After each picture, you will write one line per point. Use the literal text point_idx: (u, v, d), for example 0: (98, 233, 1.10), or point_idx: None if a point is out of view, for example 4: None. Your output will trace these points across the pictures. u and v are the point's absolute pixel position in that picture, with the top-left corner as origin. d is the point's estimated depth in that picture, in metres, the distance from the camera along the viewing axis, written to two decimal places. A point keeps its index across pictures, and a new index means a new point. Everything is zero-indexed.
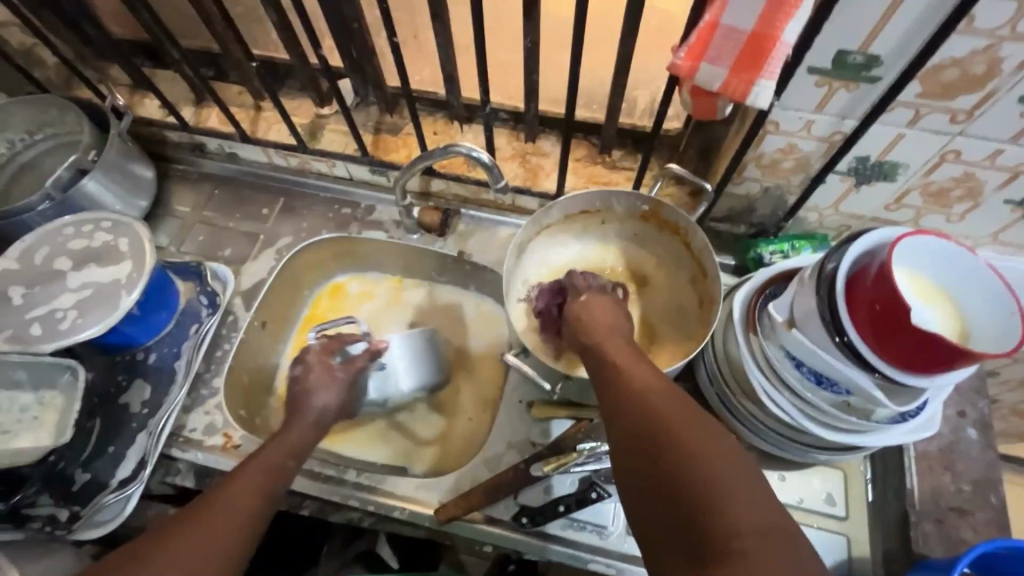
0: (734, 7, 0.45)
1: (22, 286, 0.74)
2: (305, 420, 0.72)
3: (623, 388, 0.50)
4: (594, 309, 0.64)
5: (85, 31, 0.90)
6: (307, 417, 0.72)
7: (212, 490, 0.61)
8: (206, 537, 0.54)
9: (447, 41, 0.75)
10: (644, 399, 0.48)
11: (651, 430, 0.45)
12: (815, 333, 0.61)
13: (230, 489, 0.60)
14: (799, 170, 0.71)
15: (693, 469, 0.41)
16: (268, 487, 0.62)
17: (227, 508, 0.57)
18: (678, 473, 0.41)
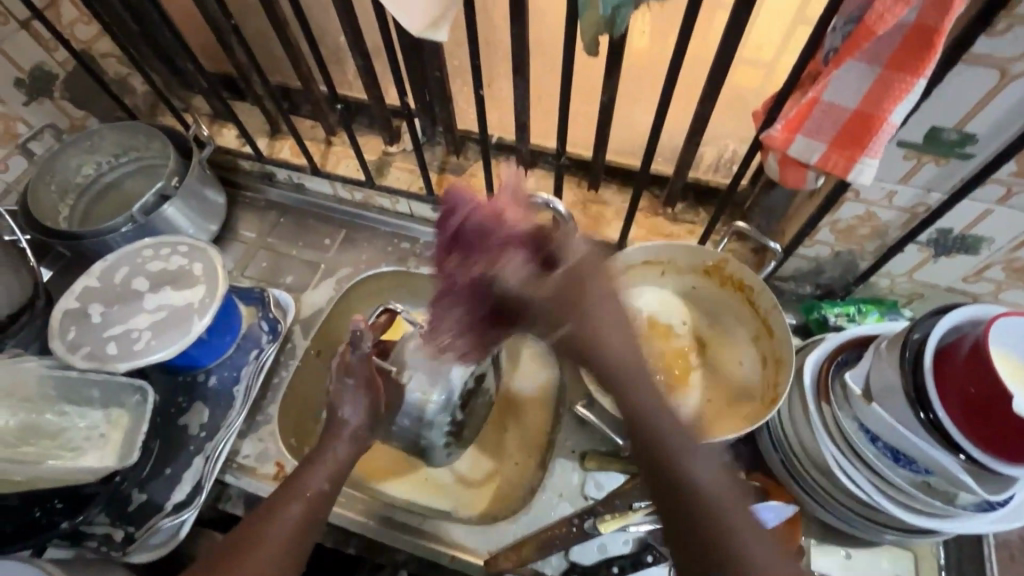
0: (838, 85, 0.46)
1: (101, 304, 0.77)
2: (344, 445, 0.69)
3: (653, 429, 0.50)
4: (595, 285, 0.53)
5: (179, 65, 0.95)
6: (342, 436, 0.69)
7: (262, 512, 0.62)
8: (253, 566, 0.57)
9: (525, 93, 0.77)
10: (675, 445, 0.49)
11: (674, 479, 0.49)
12: (897, 408, 0.59)
13: (269, 522, 0.60)
14: (876, 237, 0.70)
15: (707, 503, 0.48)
16: (310, 514, 0.62)
17: (269, 547, 0.58)
18: (696, 510, 0.48)
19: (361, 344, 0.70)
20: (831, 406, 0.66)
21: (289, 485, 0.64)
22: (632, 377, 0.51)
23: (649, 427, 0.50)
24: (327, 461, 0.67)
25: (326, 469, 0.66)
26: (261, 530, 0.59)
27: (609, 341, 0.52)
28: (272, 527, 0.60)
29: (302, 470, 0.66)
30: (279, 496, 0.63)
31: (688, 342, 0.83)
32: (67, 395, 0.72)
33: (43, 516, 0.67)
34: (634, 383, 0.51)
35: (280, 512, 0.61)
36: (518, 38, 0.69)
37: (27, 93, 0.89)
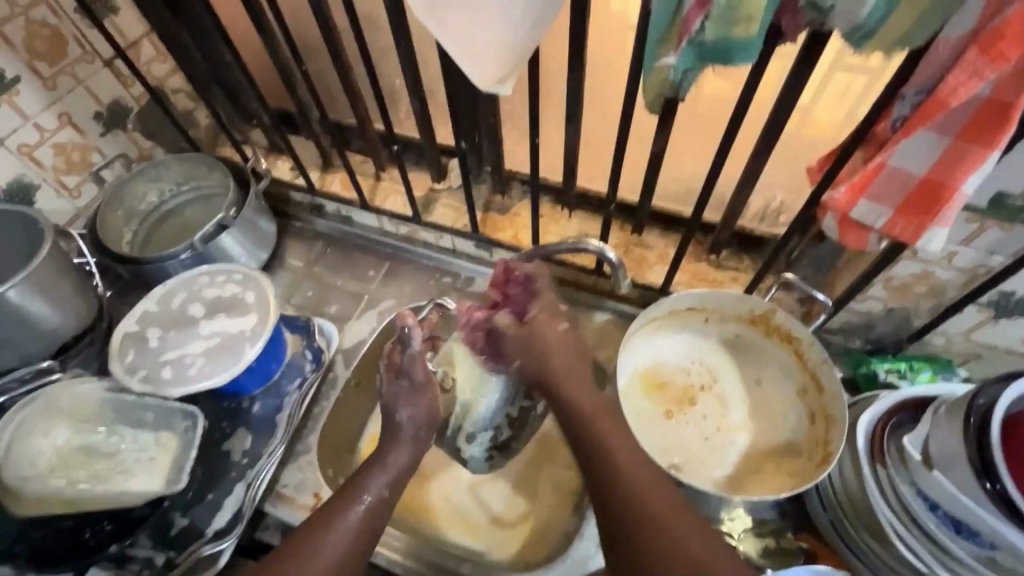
0: (906, 153, 0.46)
1: (159, 328, 0.79)
2: (404, 450, 0.69)
3: (583, 422, 0.65)
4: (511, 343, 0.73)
5: (244, 101, 1.00)
6: (403, 440, 0.69)
7: (313, 517, 0.62)
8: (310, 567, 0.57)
9: (577, 141, 0.78)
10: (608, 441, 0.62)
11: (590, 442, 0.63)
12: (959, 477, 0.57)
13: (326, 528, 0.60)
14: (933, 295, 0.69)
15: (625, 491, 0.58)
16: (366, 523, 0.62)
17: (326, 551, 0.58)
18: (619, 501, 0.58)
19: (410, 343, 0.71)
20: (887, 469, 0.64)
21: (348, 488, 0.65)
22: (573, 403, 0.66)
23: (581, 416, 0.65)
24: (386, 468, 0.67)
25: (385, 477, 0.66)
26: (320, 533, 0.60)
27: (574, 395, 0.67)
28: (332, 534, 0.60)
29: (363, 473, 0.66)
30: (338, 499, 0.64)
31: (732, 392, 0.82)
32: (124, 416, 0.76)
33: (92, 538, 0.69)
34: (573, 388, 0.68)
35: (339, 518, 0.61)
36: (574, 89, 0.71)
37: (104, 125, 0.94)
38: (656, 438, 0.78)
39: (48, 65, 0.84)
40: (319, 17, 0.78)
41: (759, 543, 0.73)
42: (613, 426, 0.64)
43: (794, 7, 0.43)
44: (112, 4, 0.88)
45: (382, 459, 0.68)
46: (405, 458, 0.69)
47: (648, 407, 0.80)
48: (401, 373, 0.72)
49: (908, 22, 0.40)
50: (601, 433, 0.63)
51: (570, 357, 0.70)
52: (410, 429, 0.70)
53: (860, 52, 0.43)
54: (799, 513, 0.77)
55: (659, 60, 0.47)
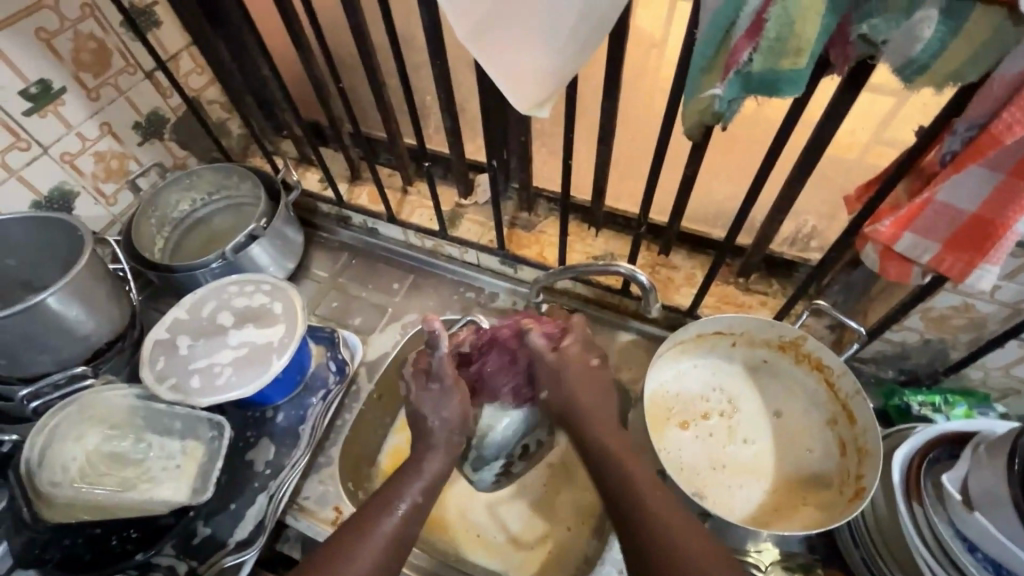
0: (955, 189, 0.45)
1: (188, 337, 0.80)
2: (440, 457, 0.68)
3: (611, 455, 0.65)
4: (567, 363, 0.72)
5: (277, 114, 1.02)
6: (433, 450, 0.68)
7: (342, 527, 0.61)
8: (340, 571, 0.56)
9: (608, 162, 0.78)
10: (633, 478, 0.62)
11: (612, 474, 0.63)
12: (1002, 519, 0.55)
13: (358, 536, 0.60)
14: (972, 329, 0.67)
15: (652, 526, 0.58)
16: (399, 532, 0.61)
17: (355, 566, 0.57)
18: (638, 522, 0.59)
19: (438, 347, 0.67)
20: (924, 506, 0.62)
21: (382, 496, 0.64)
22: (595, 432, 0.67)
23: (600, 453, 0.66)
24: (423, 476, 0.67)
25: (420, 484, 0.66)
26: (351, 546, 0.59)
27: (596, 427, 0.68)
28: (365, 541, 0.59)
29: (397, 483, 0.66)
30: (370, 508, 0.63)
31: (759, 418, 0.81)
32: (152, 424, 0.77)
33: (118, 545, 0.68)
34: (604, 432, 0.68)
35: (373, 526, 0.61)
36: (608, 111, 0.71)
37: (142, 134, 0.96)
38: (680, 464, 0.77)
39: (92, 76, 0.86)
40: (357, 35, 0.79)
41: None
42: (632, 463, 0.64)
43: (844, 40, 0.43)
44: (155, 18, 0.90)
45: (416, 467, 0.67)
46: (439, 465, 0.68)
47: (673, 432, 0.79)
48: (431, 377, 0.70)
49: (962, 59, 0.40)
50: (623, 470, 0.63)
51: (594, 393, 0.71)
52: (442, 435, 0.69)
53: (910, 86, 0.43)
54: (828, 548, 0.75)
55: (704, 91, 0.47)
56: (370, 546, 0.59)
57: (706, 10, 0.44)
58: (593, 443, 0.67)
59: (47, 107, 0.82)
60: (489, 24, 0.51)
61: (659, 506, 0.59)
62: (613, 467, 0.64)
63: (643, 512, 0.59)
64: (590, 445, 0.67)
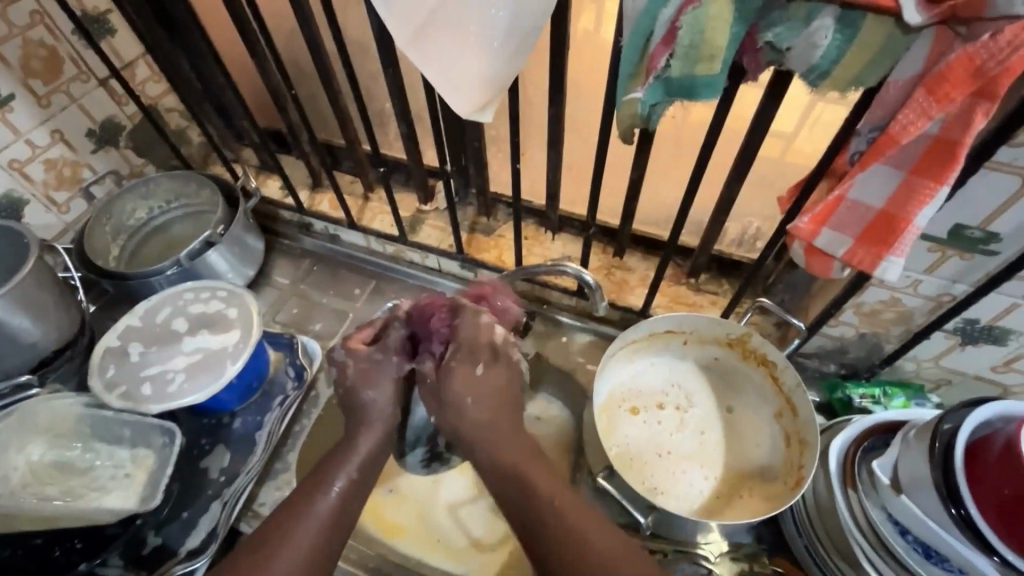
0: (863, 186, 0.48)
1: (140, 343, 0.79)
2: (373, 434, 0.63)
3: (511, 459, 0.57)
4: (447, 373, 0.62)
5: (235, 121, 1.02)
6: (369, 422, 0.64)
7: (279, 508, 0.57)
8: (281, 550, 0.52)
9: (558, 166, 0.81)
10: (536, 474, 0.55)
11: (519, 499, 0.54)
12: (926, 502, 0.58)
13: (299, 516, 0.55)
14: (900, 321, 0.71)
15: (552, 526, 0.51)
16: (341, 505, 0.57)
17: (293, 547, 0.53)
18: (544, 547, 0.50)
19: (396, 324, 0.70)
20: (858, 493, 0.65)
21: (317, 474, 0.60)
22: (502, 433, 0.59)
23: (502, 473, 0.56)
24: (356, 454, 0.62)
25: (356, 460, 0.61)
26: (288, 527, 0.54)
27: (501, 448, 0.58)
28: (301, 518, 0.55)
29: (331, 461, 0.61)
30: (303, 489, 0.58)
31: (711, 414, 0.83)
32: (101, 432, 0.76)
33: (63, 555, 0.67)
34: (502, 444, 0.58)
35: (312, 504, 0.56)
36: (553, 117, 0.73)
37: (96, 142, 0.96)
38: (637, 458, 0.79)
39: (42, 83, 0.85)
40: (310, 43, 0.80)
41: (735, 568, 0.74)
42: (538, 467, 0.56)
43: (754, 47, 0.46)
44: (109, 26, 0.90)
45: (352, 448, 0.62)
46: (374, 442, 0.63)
47: (627, 428, 0.82)
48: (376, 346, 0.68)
49: (860, 65, 0.43)
50: (522, 470, 0.56)
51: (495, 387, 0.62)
52: (380, 412, 0.64)
53: (818, 90, 0.46)
54: (775, 537, 0.78)
55: (628, 94, 0.50)
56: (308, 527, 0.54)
57: (629, 19, 0.47)
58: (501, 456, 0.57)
59: None
60: (429, 31, 0.53)
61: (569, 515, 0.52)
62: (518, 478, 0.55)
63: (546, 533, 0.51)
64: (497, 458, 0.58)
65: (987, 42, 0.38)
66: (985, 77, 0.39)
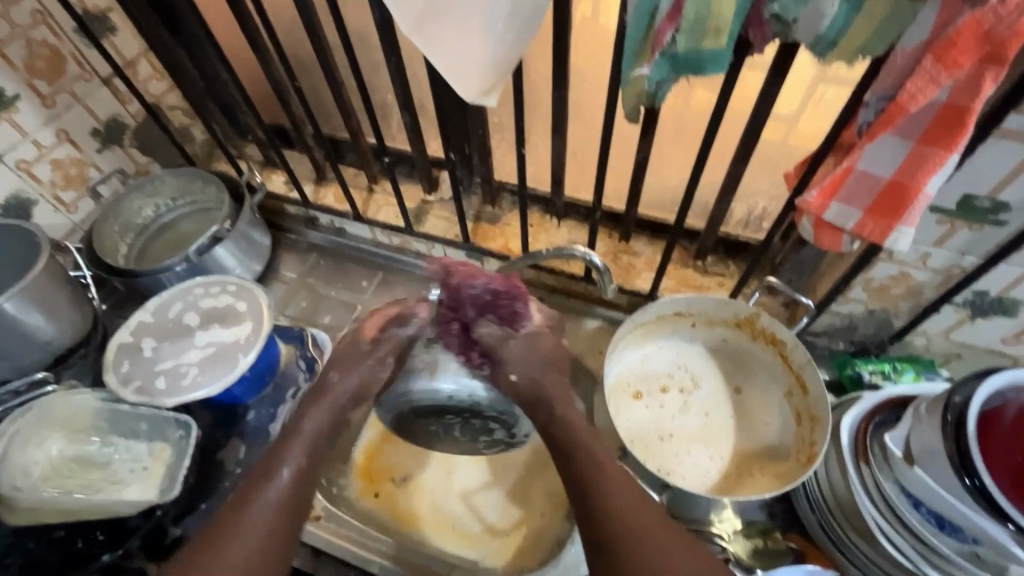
0: (873, 156, 0.49)
1: (153, 338, 0.80)
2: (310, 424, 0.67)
3: (574, 443, 0.63)
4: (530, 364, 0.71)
5: (238, 116, 1.02)
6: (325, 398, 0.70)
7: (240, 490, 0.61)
8: (228, 540, 0.56)
9: (563, 152, 0.81)
10: (597, 457, 0.61)
11: (580, 465, 0.60)
12: (939, 473, 0.58)
13: (244, 506, 0.59)
14: (910, 296, 0.71)
15: (613, 513, 0.56)
16: (285, 494, 0.61)
17: (243, 539, 0.56)
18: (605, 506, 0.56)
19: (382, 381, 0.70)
20: (871, 467, 0.65)
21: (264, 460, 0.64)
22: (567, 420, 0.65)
23: (564, 442, 0.63)
24: (301, 434, 0.66)
25: (300, 445, 0.65)
26: (237, 517, 0.58)
27: (568, 416, 0.66)
28: (254, 500, 0.59)
29: (281, 444, 0.65)
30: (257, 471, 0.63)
31: (719, 395, 0.84)
32: (118, 426, 0.77)
33: (85, 547, 0.69)
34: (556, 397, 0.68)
35: (257, 495, 0.60)
36: (558, 102, 0.73)
37: (101, 141, 0.96)
38: (648, 438, 0.80)
39: (44, 82, 0.86)
40: (312, 37, 0.80)
41: (749, 545, 0.73)
42: (602, 456, 0.61)
43: (760, 19, 0.45)
44: (110, 24, 0.90)
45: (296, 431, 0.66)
46: (320, 425, 0.68)
47: (638, 410, 0.82)
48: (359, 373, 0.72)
49: (869, 33, 0.43)
50: (586, 451, 0.61)
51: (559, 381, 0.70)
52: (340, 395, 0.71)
53: (826, 61, 0.46)
54: (788, 514, 0.78)
55: (634, 71, 0.50)
56: (257, 514, 0.58)
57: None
58: (569, 440, 0.63)
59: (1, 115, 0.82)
60: (431, 15, 0.52)
61: (616, 480, 0.59)
62: (585, 465, 0.60)
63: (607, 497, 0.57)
64: (564, 436, 0.64)
65: (996, 6, 0.38)
66: (993, 42, 0.40)
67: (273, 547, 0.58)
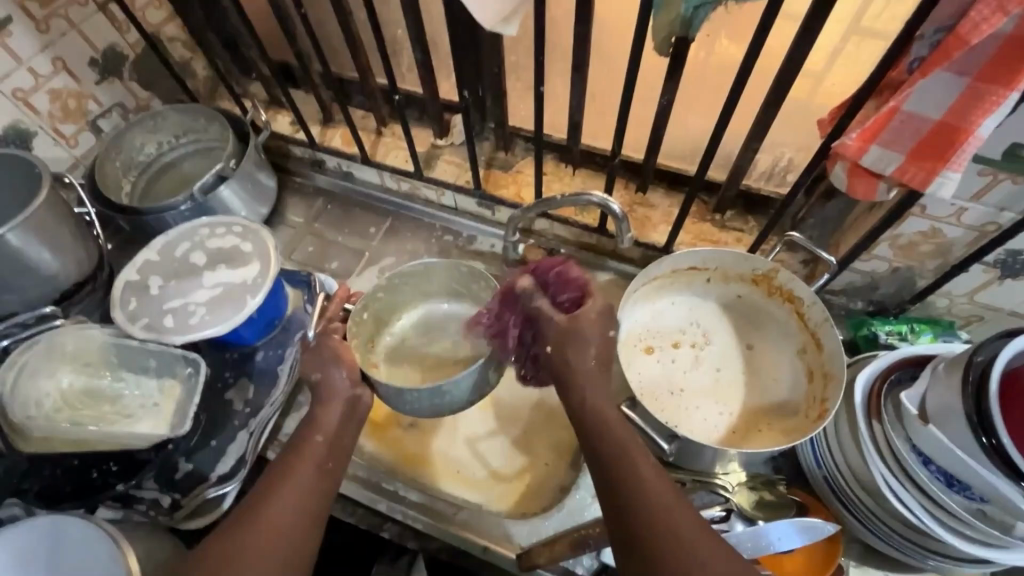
0: (923, 96, 0.45)
1: (160, 277, 0.79)
2: (335, 406, 0.62)
3: (603, 433, 0.56)
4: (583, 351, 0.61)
5: (242, 50, 0.98)
6: (335, 398, 0.63)
7: (259, 488, 0.57)
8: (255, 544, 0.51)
9: (582, 93, 0.76)
10: (616, 435, 0.56)
11: (605, 454, 0.55)
12: (956, 432, 0.57)
13: (271, 497, 0.55)
14: (938, 255, 0.68)
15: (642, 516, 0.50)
16: (317, 488, 0.57)
17: (267, 537, 0.52)
18: (638, 510, 0.51)
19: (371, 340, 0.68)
20: (883, 424, 0.65)
21: (289, 454, 0.59)
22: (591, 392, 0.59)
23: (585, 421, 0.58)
24: (321, 426, 0.61)
25: (321, 437, 0.60)
26: (261, 507, 0.54)
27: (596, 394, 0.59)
28: (274, 501, 0.54)
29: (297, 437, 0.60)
30: (279, 466, 0.58)
31: (731, 351, 0.82)
32: (128, 362, 0.77)
33: (98, 478, 0.71)
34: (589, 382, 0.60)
35: (280, 490, 0.55)
36: (579, 37, 0.68)
37: (99, 72, 0.92)
38: (657, 392, 0.79)
39: (37, 4, 0.81)
40: None
41: (753, 497, 0.72)
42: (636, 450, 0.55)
43: None
44: None
45: (310, 422, 0.61)
46: None
47: (650, 364, 0.81)
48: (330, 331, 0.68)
49: None
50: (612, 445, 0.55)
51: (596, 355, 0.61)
52: (342, 385, 0.63)
53: None
54: (794, 469, 0.78)
55: None
56: (282, 502, 0.54)
57: None
58: (591, 427, 0.57)
59: None
60: None
61: (646, 475, 0.53)
62: (609, 449, 0.55)
63: (637, 497, 0.52)
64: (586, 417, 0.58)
65: None
66: None
67: (300, 544, 0.53)
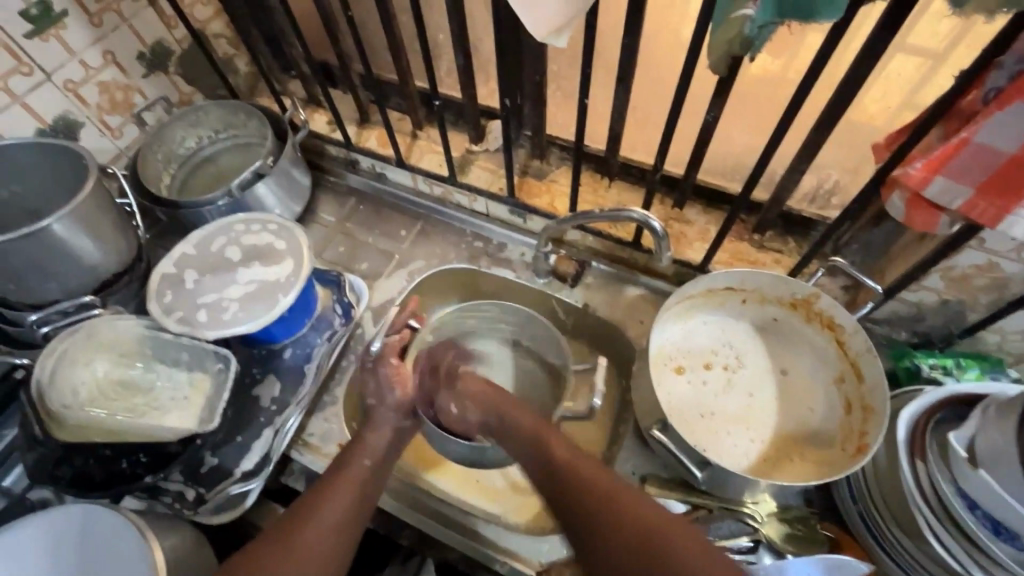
0: (996, 129, 0.43)
1: (195, 271, 0.80)
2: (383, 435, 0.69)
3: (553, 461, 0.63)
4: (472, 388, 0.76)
5: (284, 48, 0.99)
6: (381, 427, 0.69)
7: (304, 498, 0.60)
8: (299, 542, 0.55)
9: (624, 106, 0.75)
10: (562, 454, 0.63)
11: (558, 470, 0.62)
12: (1007, 478, 0.54)
13: (315, 508, 0.58)
14: (993, 289, 0.65)
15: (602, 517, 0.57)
16: (357, 501, 0.61)
17: (310, 541, 0.56)
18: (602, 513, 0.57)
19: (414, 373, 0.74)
20: (928, 465, 0.62)
21: (331, 476, 0.63)
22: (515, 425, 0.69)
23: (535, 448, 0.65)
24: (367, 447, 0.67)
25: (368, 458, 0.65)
26: (307, 515, 0.58)
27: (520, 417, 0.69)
28: (320, 511, 0.58)
29: (345, 456, 0.66)
30: (326, 481, 0.62)
31: (764, 375, 0.80)
32: (161, 355, 0.78)
33: (128, 468, 0.72)
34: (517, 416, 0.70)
35: (324, 502, 0.59)
36: (627, 51, 0.67)
37: (146, 66, 0.94)
38: (686, 413, 0.77)
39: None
40: None
41: (784, 530, 0.69)
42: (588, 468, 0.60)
43: None
44: None
45: (360, 446, 0.67)
46: None
47: (680, 383, 0.80)
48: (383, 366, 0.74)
49: None
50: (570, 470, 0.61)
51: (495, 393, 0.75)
52: (386, 415, 0.70)
53: (963, 10, 0.39)
54: (825, 502, 0.76)
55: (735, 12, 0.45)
56: (324, 514, 0.58)
57: None
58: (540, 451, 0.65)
59: (49, 31, 0.80)
60: None
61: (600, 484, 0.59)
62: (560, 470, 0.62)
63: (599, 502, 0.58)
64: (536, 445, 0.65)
65: None
66: None
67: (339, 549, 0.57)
